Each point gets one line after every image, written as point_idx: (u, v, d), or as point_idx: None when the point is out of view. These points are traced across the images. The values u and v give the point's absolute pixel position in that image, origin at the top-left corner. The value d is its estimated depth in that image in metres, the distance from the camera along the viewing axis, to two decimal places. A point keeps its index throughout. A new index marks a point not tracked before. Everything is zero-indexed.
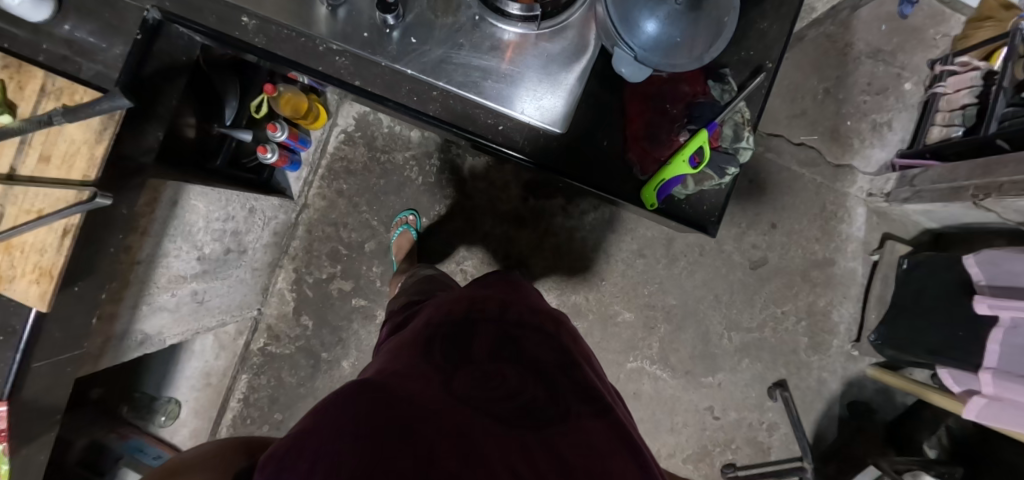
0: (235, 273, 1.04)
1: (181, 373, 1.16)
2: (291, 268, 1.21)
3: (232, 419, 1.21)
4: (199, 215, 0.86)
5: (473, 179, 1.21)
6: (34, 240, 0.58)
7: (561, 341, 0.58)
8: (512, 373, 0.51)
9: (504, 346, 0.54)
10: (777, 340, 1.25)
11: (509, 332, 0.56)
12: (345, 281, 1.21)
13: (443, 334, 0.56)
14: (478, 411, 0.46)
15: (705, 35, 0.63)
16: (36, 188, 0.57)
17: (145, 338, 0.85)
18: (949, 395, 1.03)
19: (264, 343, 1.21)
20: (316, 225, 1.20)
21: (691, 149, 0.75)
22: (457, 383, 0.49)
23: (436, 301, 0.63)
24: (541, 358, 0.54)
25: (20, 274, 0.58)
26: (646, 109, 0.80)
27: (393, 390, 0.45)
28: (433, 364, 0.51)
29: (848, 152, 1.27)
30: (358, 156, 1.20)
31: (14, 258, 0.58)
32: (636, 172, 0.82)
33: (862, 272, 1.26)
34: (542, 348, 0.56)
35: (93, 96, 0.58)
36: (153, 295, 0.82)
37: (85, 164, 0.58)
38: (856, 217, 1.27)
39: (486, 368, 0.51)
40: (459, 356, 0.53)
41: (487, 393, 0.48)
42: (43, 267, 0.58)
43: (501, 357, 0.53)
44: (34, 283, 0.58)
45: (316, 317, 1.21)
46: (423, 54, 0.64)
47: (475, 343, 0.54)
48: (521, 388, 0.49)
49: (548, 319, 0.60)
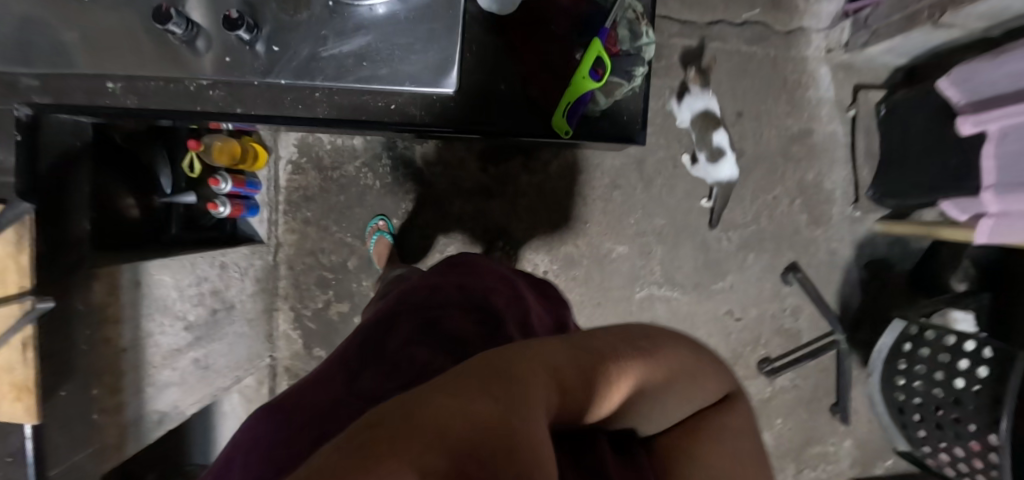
0: (231, 329, 1.05)
1: (221, 436, 1.21)
2: (287, 307, 1.22)
3: None
4: (170, 287, 0.86)
5: (428, 166, 1.19)
6: None
7: (485, 311, 0.61)
8: (424, 352, 0.53)
9: (421, 332, 0.57)
10: (777, 226, 1.23)
11: (428, 317, 0.59)
12: (341, 304, 1.22)
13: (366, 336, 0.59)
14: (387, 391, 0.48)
15: None
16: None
17: (163, 416, 0.87)
18: (961, 227, 1.01)
19: (288, 384, 1.23)
20: (296, 259, 1.21)
21: (588, 64, 0.73)
22: (370, 370, 0.52)
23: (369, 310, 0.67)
24: (457, 331, 0.56)
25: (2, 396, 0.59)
26: (531, 39, 0.78)
27: (301, 402, 0.48)
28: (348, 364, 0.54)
29: (795, 16, 1.21)
30: (311, 181, 1.19)
31: None
32: (544, 104, 0.80)
33: (843, 132, 1.22)
34: (460, 323, 0.58)
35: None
36: (154, 375, 0.83)
37: (17, 276, 0.58)
38: (822, 79, 1.22)
39: (399, 352, 0.54)
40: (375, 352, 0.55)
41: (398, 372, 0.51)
42: (19, 384, 0.59)
43: (417, 342, 0.55)
44: (17, 401, 0.59)
45: (326, 346, 1.22)
46: (291, 58, 0.64)
47: (394, 336, 0.57)
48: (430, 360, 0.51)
49: (468, 293, 0.63)
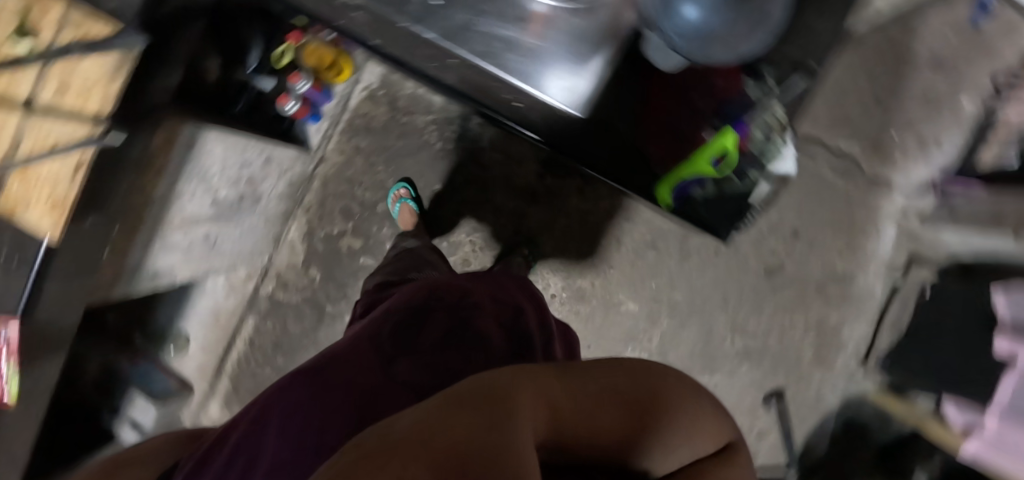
0: (249, 219, 1.05)
1: (192, 311, 1.19)
2: (304, 220, 1.22)
3: (238, 358, 1.31)
4: (215, 159, 0.85)
5: (491, 150, 1.19)
6: (48, 172, 0.59)
7: (513, 326, 0.65)
8: (456, 355, 0.55)
9: (456, 330, 0.60)
10: (781, 349, 1.23)
11: (463, 316, 0.62)
12: (355, 240, 1.22)
13: (397, 322, 0.62)
14: (419, 385, 0.50)
15: (747, 25, 0.56)
16: (56, 119, 0.58)
17: (158, 273, 0.88)
18: (950, 430, 1.02)
19: (273, 290, 1.26)
20: (331, 181, 1.20)
21: (715, 150, 0.79)
22: (401, 364, 0.53)
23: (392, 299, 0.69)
24: (489, 340, 0.59)
25: (35, 201, 0.60)
26: (670, 93, 0.77)
27: (336, 376, 0.51)
28: (380, 350, 0.56)
29: (889, 166, 1.20)
30: (379, 115, 1.19)
31: (27, 185, 0.59)
32: (653, 166, 0.83)
33: (880, 292, 1.22)
34: (493, 330, 0.61)
35: (110, 30, 0.57)
36: (167, 234, 0.84)
37: (100, 100, 0.59)
38: (885, 237, 1.22)
39: (432, 350, 0.55)
40: (408, 342, 0.58)
41: (433, 369, 0.52)
42: (56, 198, 0.60)
43: (451, 342, 0.57)
44: (46, 213, 0.60)
45: (324, 270, 1.24)
46: (443, 18, 0.63)
47: (427, 329, 0.60)
48: (462, 364, 0.54)
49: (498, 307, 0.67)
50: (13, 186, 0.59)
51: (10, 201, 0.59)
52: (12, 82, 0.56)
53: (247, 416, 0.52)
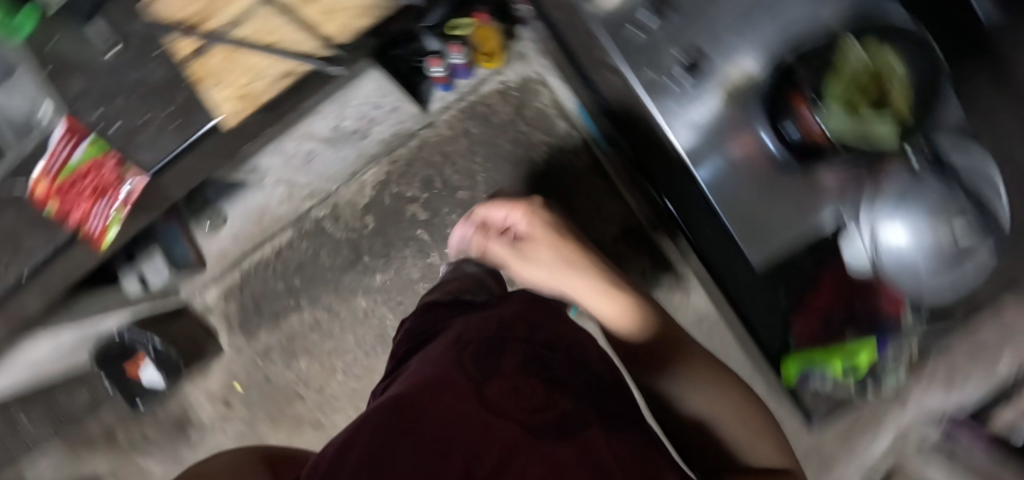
0: (348, 151, 1.05)
1: (240, 202, 1.14)
2: (385, 170, 1.22)
3: (258, 260, 1.29)
4: (361, 93, 0.87)
5: (586, 194, 1.19)
6: (253, 65, 0.64)
7: (582, 359, 0.65)
8: (539, 384, 0.54)
9: (533, 362, 0.59)
10: None
11: (536, 349, 0.61)
12: (422, 210, 1.22)
13: (472, 347, 0.60)
14: (510, 411, 0.49)
15: (942, 263, 0.85)
16: (287, 21, 0.63)
17: (253, 169, 0.88)
18: None
19: (322, 217, 1.25)
20: (428, 147, 1.20)
21: (852, 358, 0.99)
22: (489, 386, 0.53)
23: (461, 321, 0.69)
24: (566, 376, 0.58)
25: (229, 83, 0.63)
26: (838, 295, 0.99)
27: (426, 406, 0.49)
28: (464, 374, 0.54)
29: None
30: (503, 112, 1.18)
31: (227, 66, 0.62)
32: (792, 336, 1.00)
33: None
34: (565, 366, 0.61)
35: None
36: (283, 141, 0.83)
37: (339, 27, 0.69)
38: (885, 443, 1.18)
39: (515, 377, 0.55)
40: (489, 366, 0.56)
41: (519, 396, 0.52)
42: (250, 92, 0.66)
43: (532, 371, 0.56)
44: (233, 100, 0.65)
45: (379, 223, 1.24)
46: None
47: (505, 358, 0.58)
48: (550, 396, 0.53)
49: (577, 347, 0.66)
50: (212, 60, 0.61)
51: (201, 73, 0.61)
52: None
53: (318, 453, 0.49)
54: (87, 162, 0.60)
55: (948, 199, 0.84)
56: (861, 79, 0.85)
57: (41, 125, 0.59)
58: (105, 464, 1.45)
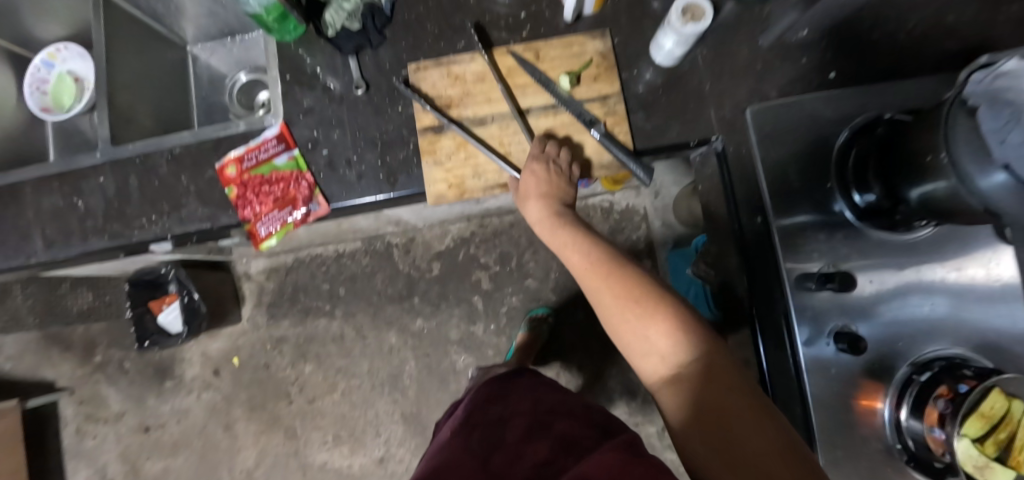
0: (456, 207, 1.08)
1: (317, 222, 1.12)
2: (471, 228, 1.26)
3: (317, 254, 1.30)
4: None
5: None
6: (480, 164, 0.59)
7: (590, 418, 0.63)
8: (534, 446, 0.56)
9: (535, 430, 0.60)
10: None
11: (538, 417, 0.63)
12: (487, 280, 1.25)
13: (480, 430, 0.64)
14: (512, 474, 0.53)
15: None
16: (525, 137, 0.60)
17: None
18: None
19: (395, 243, 1.28)
20: (520, 227, 1.25)
21: None
22: (494, 458, 0.57)
23: (480, 401, 0.73)
24: (568, 433, 0.58)
25: (447, 167, 0.59)
26: None
27: None
28: (472, 456, 0.58)
29: None
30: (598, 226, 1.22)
31: (453, 155, 0.59)
32: None
33: None
34: (570, 424, 0.60)
35: (626, 145, 0.60)
36: None
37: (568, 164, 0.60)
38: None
39: (519, 444, 0.58)
40: (493, 444, 0.60)
41: (519, 461, 0.54)
42: (462, 182, 0.59)
43: (531, 439, 0.58)
44: (444, 185, 0.59)
45: (443, 273, 1.26)
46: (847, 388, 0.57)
47: (508, 431, 0.62)
48: (551, 451, 0.54)
49: (583, 409, 0.65)
50: (445, 144, 0.59)
51: (427, 148, 0.59)
52: (524, 91, 0.61)
53: None
54: (285, 172, 0.60)
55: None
56: (1000, 408, 0.48)
57: (255, 125, 0.62)
58: (63, 380, 1.38)
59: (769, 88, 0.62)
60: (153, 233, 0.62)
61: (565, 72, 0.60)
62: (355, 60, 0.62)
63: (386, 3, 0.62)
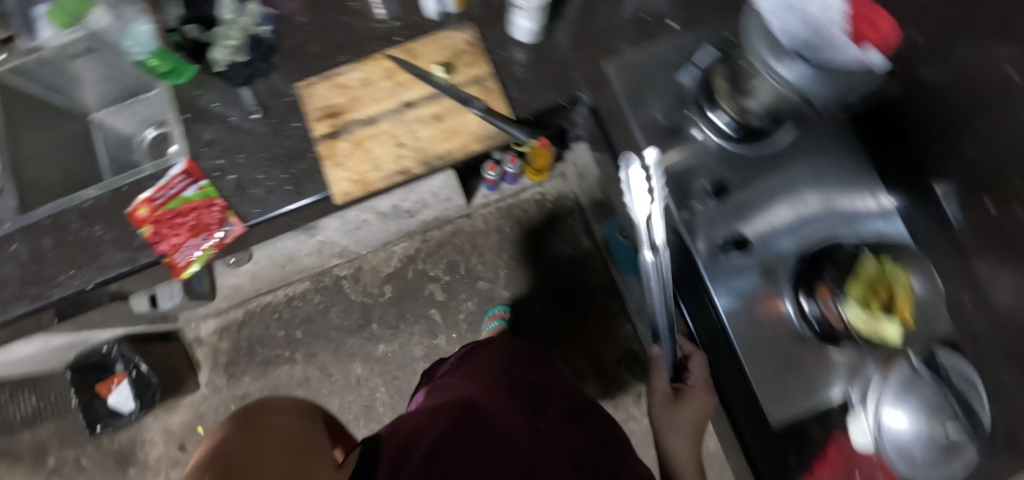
0: (390, 225, 1.12)
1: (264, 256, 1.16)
2: (415, 245, 1.29)
3: (266, 302, 1.30)
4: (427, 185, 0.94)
5: (597, 313, 1.26)
6: (380, 156, 0.64)
7: (608, 422, 0.75)
8: (576, 433, 0.66)
9: (571, 416, 0.70)
10: None
11: (574, 406, 0.72)
12: (439, 291, 1.27)
13: (524, 388, 0.71)
14: (556, 444, 0.61)
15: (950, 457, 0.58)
16: (411, 128, 0.65)
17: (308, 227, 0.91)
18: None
19: (343, 275, 1.29)
20: (460, 234, 1.29)
21: None
22: (540, 422, 0.64)
23: (511, 355, 0.78)
24: (597, 433, 0.69)
25: (347, 167, 0.63)
26: None
27: (496, 426, 0.59)
28: (524, 409, 0.65)
29: None
30: (535, 218, 1.29)
31: (357, 152, 0.64)
32: None
33: None
34: (596, 422, 0.72)
35: (507, 116, 0.66)
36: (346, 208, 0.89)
37: (460, 146, 0.65)
38: None
39: (561, 421, 0.67)
40: (540, 406, 0.68)
41: (564, 435, 0.64)
42: (365, 177, 0.63)
43: (570, 422, 0.68)
44: (347, 182, 0.63)
45: (395, 295, 1.28)
46: (742, 285, 0.63)
47: (551, 403, 0.70)
48: (587, 445, 0.64)
49: (601, 410, 0.77)
50: (343, 144, 0.64)
51: (325, 153, 0.63)
52: (406, 86, 0.66)
53: (394, 442, 0.54)
54: (199, 201, 0.63)
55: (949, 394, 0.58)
56: (874, 268, 0.60)
57: (161, 167, 0.65)
58: None
59: (630, 42, 0.68)
60: (74, 287, 0.62)
61: (439, 64, 0.66)
62: (248, 89, 0.66)
63: (268, 35, 0.68)
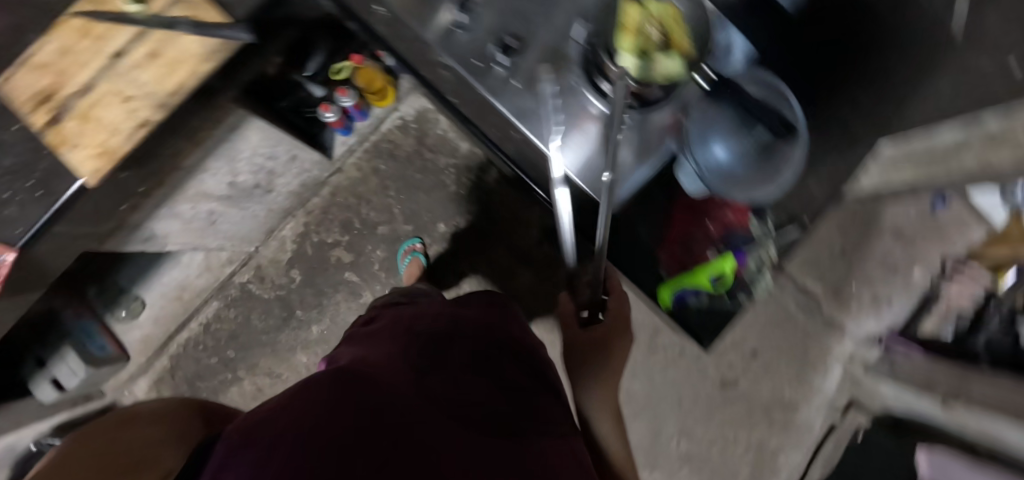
0: (252, 207, 1.06)
1: (159, 279, 1.16)
2: (302, 221, 1.24)
3: (185, 340, 1.24)
4: (249, 146, 0.89)
5: (501, 206, 1.24)
6: (110, 121, 0.59)
7: (527, 365, 0.68)
8: (478, 385, 0.59)
9: (477, 361, 0.63)
10: (719, 462, 1.35)
11: (483, 349, 0.65)
12: (346, 253, 1.24)
13: (424, 340, 0.64)
14: (442, 400, 0.54)
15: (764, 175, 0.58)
16: (138, 76, 0.60)
17: (152, 238, 0.87)
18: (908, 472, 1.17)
19: (247, 280, 1.24)
20: (341, 192, 1.24)
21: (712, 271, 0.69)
22: (432, 380, 0.57)
23: (416, 317, 0.71)
24: (508, 376, 0.63)
25: (86, 145, 0.59)
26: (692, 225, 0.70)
27: (376, 383, 0.52)
28: (413, 366, 0.58)
29: (845, 312, 1.38)
30: (406, 145, 1.24)
31: (86, 127, 0.59)
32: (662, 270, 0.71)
33: (818, 428, 1.35)
34: (508, 366, 0.65)
35: (221, 21, 0.61)
36: (176, 202, 0.84)
37: (187, 74, 0.61)
38: (831, 376, 1.36)
39: (460, 372, 0.60)
40: (438, 359, 0.61)
41: (456, 389, 0.57)
42: (108, 147, 0.59)
43: (473, 370, 0.61)
44: (93, 158, 0.59)
45: (305, 275, 1.24)
46: (519, 96, 0.62)
47: (453, 350, 0.63)
48: (485, 395, 0.57)
49: (519, 350, 0.70)
50: (69, 123, 0.58)
51: (56, 140, 0.58)
52: (107, 37, 0.58)
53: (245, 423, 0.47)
54: None
55: (751, 104, 0.55)
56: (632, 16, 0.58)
57: None
58: None
59: None
60: None
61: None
62: None
63: None
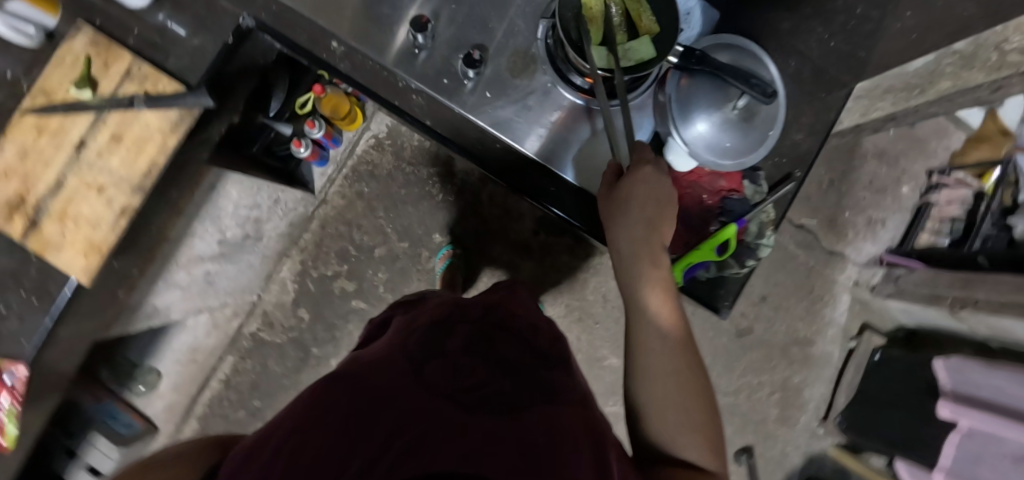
0: (250, 258, 1.05)
1: (170, 346, 1.12)
2: (298, 260, 1.23)
3: (209, 399, 1.24)
4: (230, 201, 0.89)
5: (489, 203, 1.25)
6: (90, 214, 0.60)
7: (539, 342, 0.53)
8: (480, 363, 0.44)
9: (480, 341, 0.48)
10: (749, 407, 1.38)
11: (487, 328, 0.51)
12: (348, 282, 1.23)
13: (420, 328, 0.50)
14: (440, 390, 0.40)
15: (748, 139, 0.60)
16: (107, 164, 0.60)
17: (154, 312, 0.85)
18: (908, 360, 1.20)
19: (256, 329, 1.23)
20: (330, 223, 1.23)
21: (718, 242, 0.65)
22: (427, 369, 0.42)
23: (416, 309, 0.58)
24: (516, 357, 0.47)
25: (69, 243, 0.59)
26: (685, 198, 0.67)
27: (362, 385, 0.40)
28: (404, 357, 0.44)
29: (842, 240, 1.41)
30: (384, 163, 1.23)
31: (66, 227, 0.60)
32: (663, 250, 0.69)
33: (837, 355, 1.39)
34: (519, 343, 0.50)
35: (179, 89, 0.60)
36: (172, 272, 0.84)
37: (156, 150, 0.60)
38: (840, 304, 1.40)
39: (462, 350, 0.46)
40: (432, 343, 0.47)
41: (456, 374, 0.42)
42: (94, 242, 0.59)
43: (476, 350, 0.46)
44: (81, 256, 0.59)
45: (312, 310, 1.23)
46: (494, 109, 0.62)
47: (450, 335, 0.48)
48: (491, 375, 0.43)
49: (538, 330, 0.55)
50: (50, 226, 0.60)
51: (39, 245, 0.59)
52: (65, 130, 0.60)
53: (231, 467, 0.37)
54: None
55: (729, 77, 0.56)
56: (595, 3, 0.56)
57: None
58: None
59: None
60: None
61: (75, 84, 0.59)
62: None
63: None
